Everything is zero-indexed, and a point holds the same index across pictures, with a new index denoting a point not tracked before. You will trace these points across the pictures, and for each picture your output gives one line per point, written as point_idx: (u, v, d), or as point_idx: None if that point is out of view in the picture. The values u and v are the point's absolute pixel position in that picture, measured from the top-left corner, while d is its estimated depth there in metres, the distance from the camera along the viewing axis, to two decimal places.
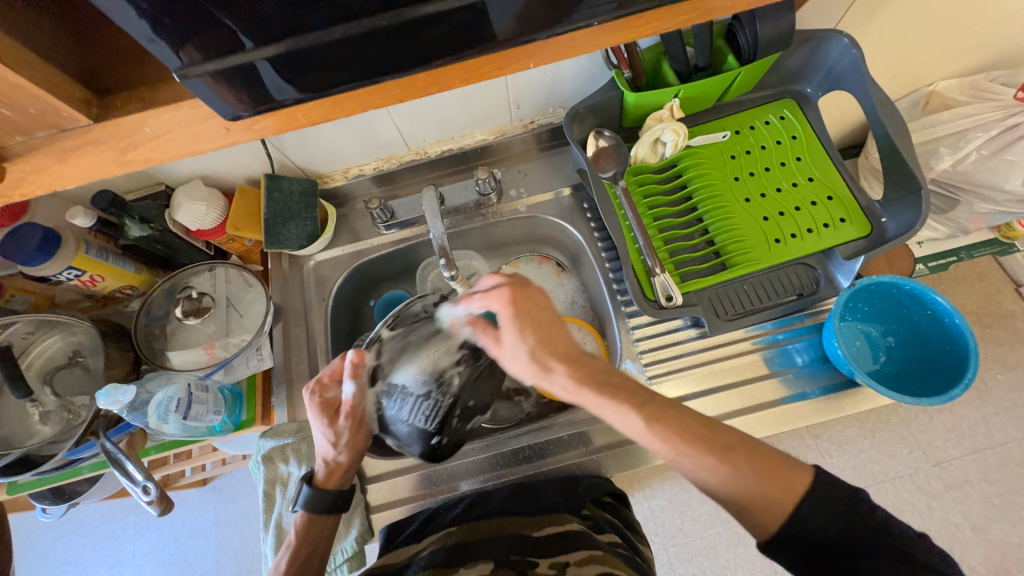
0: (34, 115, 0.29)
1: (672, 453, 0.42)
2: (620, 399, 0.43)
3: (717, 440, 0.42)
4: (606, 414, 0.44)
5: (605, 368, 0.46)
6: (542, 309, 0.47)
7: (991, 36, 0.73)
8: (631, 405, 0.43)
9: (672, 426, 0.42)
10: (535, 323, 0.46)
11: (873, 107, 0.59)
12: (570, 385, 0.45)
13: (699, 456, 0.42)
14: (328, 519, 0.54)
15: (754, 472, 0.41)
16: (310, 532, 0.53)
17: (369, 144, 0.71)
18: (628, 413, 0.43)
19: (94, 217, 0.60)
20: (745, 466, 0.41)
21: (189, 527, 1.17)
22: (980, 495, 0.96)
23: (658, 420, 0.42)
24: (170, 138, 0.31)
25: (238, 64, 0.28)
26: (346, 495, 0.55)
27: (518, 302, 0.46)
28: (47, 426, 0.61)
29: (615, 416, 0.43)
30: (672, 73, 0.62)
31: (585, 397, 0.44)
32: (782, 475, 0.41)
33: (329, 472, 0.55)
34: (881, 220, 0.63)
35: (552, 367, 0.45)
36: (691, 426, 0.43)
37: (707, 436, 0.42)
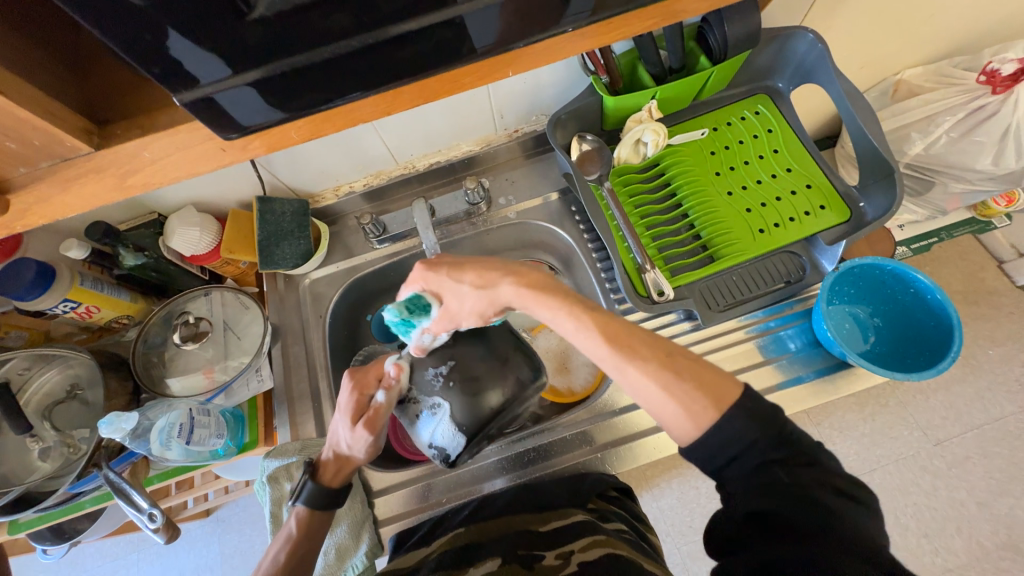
0: (37, 146, 0.30)
1: (619, 359, 0.43)
2: (570, 305, 0.47)
3: (661, 352, 0.43)
4: (560, 321, 0.47)
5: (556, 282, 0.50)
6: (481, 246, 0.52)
7: (949, 24, 0.77)
8: (581, 310, 0.46)
9: (621, 333, 0.44)
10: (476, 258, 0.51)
11: (841, 97, 0.62)
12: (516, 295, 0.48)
13: (643, 362, 0.42)
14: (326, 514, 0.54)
15: (693, 382, 0.41)
16: (310, 528, 0.53)
17: (358, 162, 0.72)
18: (577, 317, 0.46)
19: (88, 248, 0.61)
20: (685, 374, 0.42)
21: (195, 560, 1.15)
22: (982, 470, 0.97)
23: (607, 328, 0.45)
24: (169, 161, 0.32)
25: (233, 89, 0.29)
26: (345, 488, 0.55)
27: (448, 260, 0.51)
28: (48, 462, 0.60)
29: (566, 322, 0.46)
30: (648, 75, 0.64)
31: (535, 306, 0.48)
32: (715, 386, 0.41)
33: (337, 466, 0.55)
34: (859, 204, 0.64)
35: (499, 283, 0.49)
36: (640, 335, 0.45)
37: (654, 346, 0.44)
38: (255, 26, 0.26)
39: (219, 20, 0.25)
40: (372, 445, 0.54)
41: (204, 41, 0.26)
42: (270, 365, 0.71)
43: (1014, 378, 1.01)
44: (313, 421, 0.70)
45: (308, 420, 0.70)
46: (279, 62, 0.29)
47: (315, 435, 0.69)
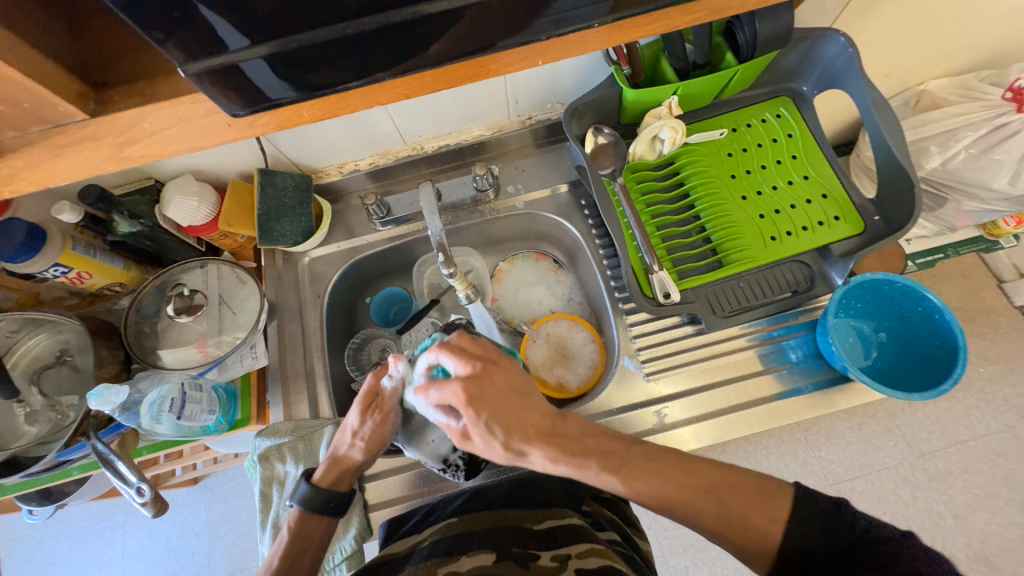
0: (26, 108, 0.28)
1: (656, 502, 0.43)
2: (600, 466, 0.42)
3: (694, 484, 0.43)
4: (591, 480, 0.42)
5: (577, 434, 0.44)
6: (507, 391, 0.44)
7: (981, 36, 0.75)
8: (608, 472, 0.42)
9: (650, 476, 0.42)
10: (506, 411, 0.43)
11: (867, 105, 0.60)
12: (548, 463, 0.42)
13: (686, 498, 0.43)
14: (323, 522, 0.53)
15: (746, 507, 0.43)
16: (303, 531, 0.52)
17: (365, 140, 0.70)
18: (608, 478, 0.42)
19: (81, 212, 0.59)
20: (728, 498, 0.43)
21: (181, 526, 1.16)
22: (962, 485, 0.98)
23: (638, 479, 0.42)
24: (170, 133, 0.30)
25: (242, 61, 0.27)
26: (342, 497, 0.54)
27: (477, 400, 0.42)
28: (35, 427, 0.59)
29: (596, 482, 0.42)
30: (671, 70, 0.62)
31: (563, 471, 0.42)
32: (763, 505, 0.43)
33: (332, 467, 0.55)
34: (874, 218, 0.63)
35: (527, 452, 0.42)
36: (670, 470, 0.43)
37: (687, 479, 0.43)
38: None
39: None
40: (372, 439, 0.53)
41: (211, 8, 0.24)
42: (265, 343, 0.69)
43: (1003, 398, 1.02)
44: (307, 402, 0.69)
45: (302, 401, 0.69)
46: (293, 36, 0.27)
47: (307, 416, 0.68)
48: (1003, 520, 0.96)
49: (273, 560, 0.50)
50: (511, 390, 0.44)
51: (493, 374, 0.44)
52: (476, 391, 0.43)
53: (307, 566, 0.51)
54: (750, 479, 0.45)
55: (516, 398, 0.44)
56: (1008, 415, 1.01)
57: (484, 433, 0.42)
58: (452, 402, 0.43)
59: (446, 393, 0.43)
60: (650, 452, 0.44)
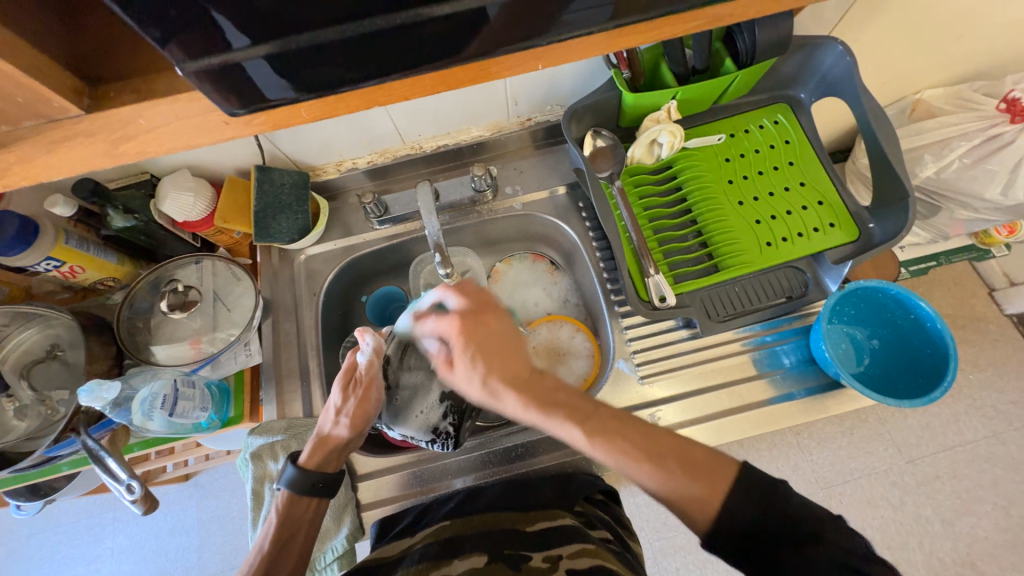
0: (20, 104, 0.27)
1: (618, 463, 0.43)
2: (565, 415, 0.44)
3: (653, 447, 0.44)
4: (557, 431, 0.45)
5: (552, 386, 0.46)
6: (496, 336, 0.48)
7: (976, 47, 0.75)
8: (574, 423, 0.44)
9: (611, 434, 0.43)
10: (493, 351, 0.47)
11: (864, 113, 0.60)
12: (518, 408, 0.45)
13: (641, 467, 0.43)
14: (311, 503, 0.53)
15: (686, 474, 0.42)
16: (292, 513, 0.52)
17: (363, 138, 0.70)
18: (572, 430, 0.44)
19: (74, 206, 0.58)
20: (678, 470, 0.43)
21: (172, 523, 1.15)
22: (950, 490, 0.99)
23: (600, 437, 0.43)
24: (166, 130, 0.30)
25: (244, 60, 0.27)
26: (330, 479, 0.54)
27: (468, 334, 0.48)
28: (24, 421, 0.59)
29: (562, 433, 0.44)
30: (670, 74, 0.62)
31: (533, 418, 0.45)
32: (709, 474, 0.42)
33: (319, 448, 0.54)
34: (868, 225, 0.64)
35: (501, 394, 0.45)
36: (631, 433, 0.44)
37: (646, 443, 0.44)
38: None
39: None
40: (358, 416, 0.54)
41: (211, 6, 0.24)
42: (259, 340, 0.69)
43: (992, 404, 1.03)
44: (301, 400, 0.69)
45: (296, 399, 0.69)
46: (293, 36, 0.26)
47: (301, 415, 0.68)
48: (990, 525, 0.97)
49: (264, 543, 0.50)
50: (501, 335, 0.48)
51: (488, 316, 0.49)
52: (468, 329, 0.48)
53: (298, 551, 0.51)
54: (701, 451, 0.44)
55: (504, 344, 0.48)
56: (997, 422, 1.02)
57: (467, 367, 0.46)
58: (446, 329, 0.48)
59: (443, 324, 0.49)
60: (616, 414, 0.45)
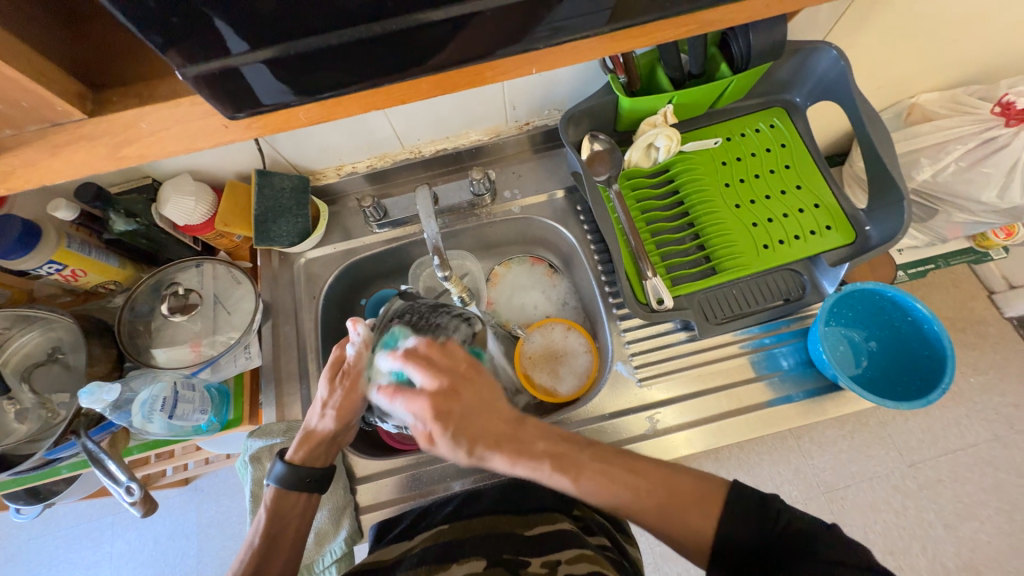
0: (25, 108, 0.28)
1: (608, 501, 0.44)
2: (552, 464, 0.43)
3: (641, 484, 0.44)
4: (544, 480, 0.44)
5: (532, 438, 0.44)
6: (476, 403, 0.44)
7: (971, 51, 0.76)
8: (558, 471, 0.43)
9: (599, 473, 0.44)
10: (473, 419, 0.44)
11: (858, 118, 0.61)
12: (507, 467, 0.43)
13: (630, 502, 0.44)
14: (301, 498, 0.53)
15: (676, 505, 0.44)
16: (282, 508, 0.52)
17: (363, 143, 0.70)
18: (560, 479, 0.43)
19: (77, 210, 0.59)
20: (668, 501, 0.44)
21: (171, 528, 1.15)
22: (952, 493, 0.99)
23: (587, 479, 0.43)
24: (168, 134, 0.31)
25: (244, 65, 0.27)
26: (319, 474, 0.54)
27: (447, 411, 0.43)
28: (25, 425, 0.59)
29: (551, 482, 0.44)
30: (667, 79, 0.63)
31: (522, 471, 0.43)
32: (699, 502, 0.44)
33: (306, 442, 0.53)
34: (864, 228, 0.64)
35: (488, 457, 0.43)
36: (614, 470, 0.44)
37: (629, 478, 0.44)
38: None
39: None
40: (343, 408, 0.52)
41: (213, 13, 0.24)
42: (259, 343, 0.69)
43: (992, 407, 1.03)
44: (300, 402, 0.69)
45: (295, 401, 0.69)
46: (292, 41, 0.27)
47: (301, 417, 0.68)
48: (993, 529, 0.97)
49: (255, 539, 0.51)
50: (480, 406, 0.44)
51: (461, 392, 0.44)
52: (444, 406, 0.43)
53: (286, 547, 0.51)
54: (688, 479, 0.45)
55: (485, 408, 0.44)
56: (998, 425, 1.02)
57: (451, 444, 0.42)
58: (420, 404, 0.43)
59: (415, 402, 0.43)
60: (600, 453, 0.45)
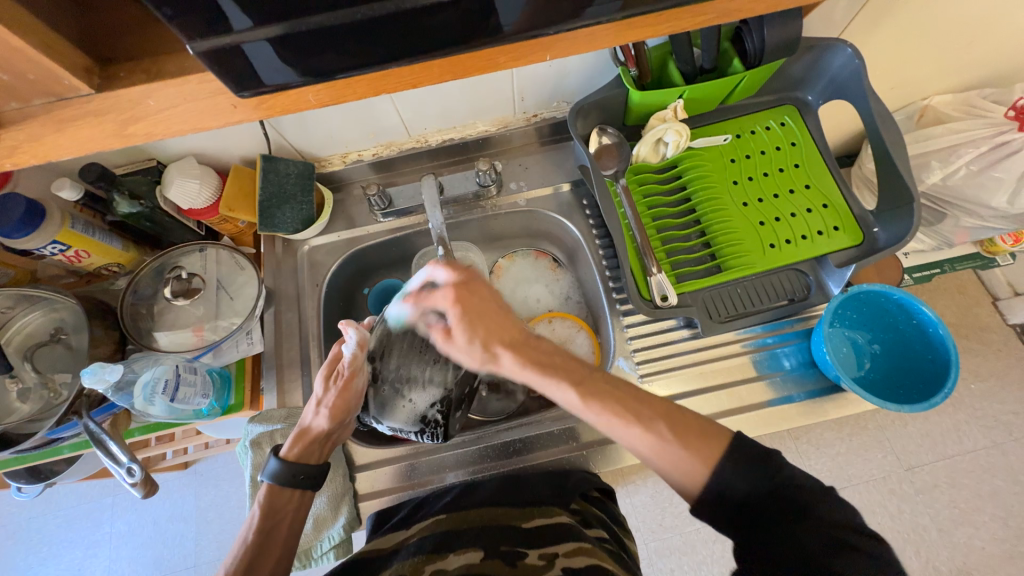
0: (31, 81, 0.28)
1: (608, 424, 0.44)
2: (562, 377, 0.45)
3: (645, 413, 0.44)
4: (551, 392, 0.45)
5: (547, 348, 0.47)
6: (489, 304, 0.48)
7: (987, 53, 0.75)
8: (570, 383, 0.44)
9: (608, 398, 0.44)
10: (480, 319, 0.47)
11: (871, 117, 0.60)
12: (516, 368, 0.46)
13: (630, 428, 0.43)
14: (294, 495, 0.53)
15: (680, 443, 0.42)
16: (274, 504, 0.52)
17: (369, 130, 0.70)
18: (568, 392, 0.44)
19: (81, 190, 0.58)
20: (669, 433, 0.43)
21: (169, 510, 1.15)
22: (948, 498, 0.99)
23: (594, 398, 0.44)
24: (175, 112, 0.30)
25: (248, 42, 0.27)
26: (312, 471, 0.53)
27: (464, 305, 0.47)
28: (27, 404, 0.59)
29: (559, 396, 0.45)
30: (678, 73, 0.62)
31: (532, 379, 0.46)
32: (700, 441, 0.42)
33: (300, 439, 0.54)
34: (873, 230, 0.64)
35: (497, 355, 0.46)
36: (626, 397, 0.45)
37: (640, 409, 0.44)
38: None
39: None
40: (338, 407, 0.53)
41: None
42: (261, 329, 0.69)
43: (992, 414, 1.03)
44: (301, 389, 0.69)
45: (296, 388, 0.69)
46: (299, 20, 0.26)
47: (302, 403, 0.68)
48: (988, 535, 0.97)
49: (246, 535, 0.50)
50: (494, 304, 0.48)
51: (479, 288, 0.49)
52: (463, 300, 0.47)
53: (280, 538, 0.51)
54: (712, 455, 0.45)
55: (497, 310, 0.48)
56: (997, 432, 1.02)
57: (466, 334, 0.46)
58: (440, 301, 0.48)
59: (438, 296, 0.48)
60: (610, 377, 0.46)
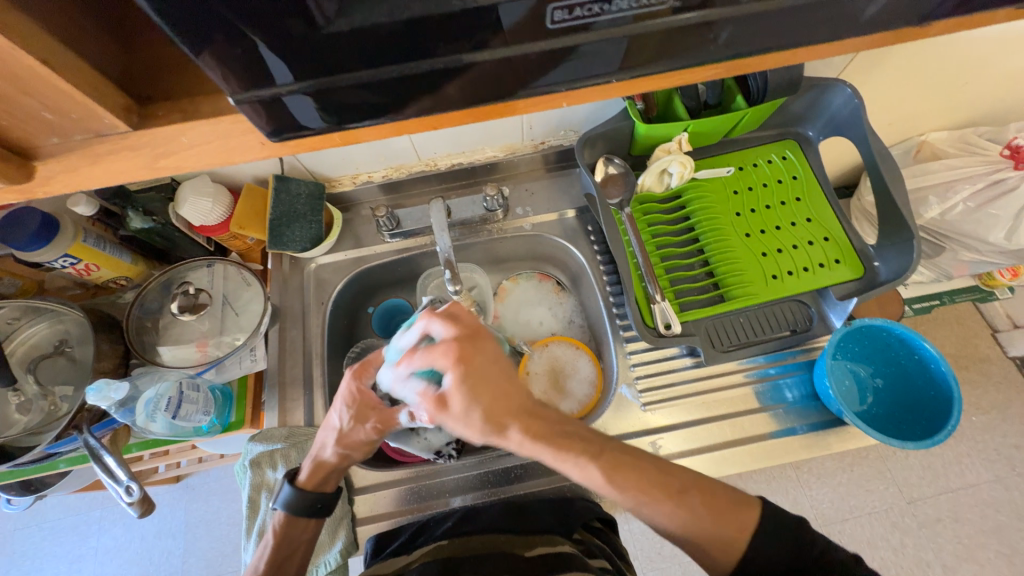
0: (73, 119, 0.29)
1: (633, 502, 0.43)
2: (580, 453, 0.42)
3: (672, 484, 0.44)
4: (561, 467, 0.42)
5: (560, 419, 0.44)
6: (494, 367, 0.41)
7: (982, 95, 0.78)
8: (588, 457, 0.42)
9: (632, 478, 0.43)
10: (482, 385, 0.40)
11: (871, 155, 0.62)
12: (526, 444, 0.41)
13: (660, 503, 0.43)
14: (309, 524, 0.52)
15: (710, 513, 0.43)
16: (290, 535, 0.52)
17: (381, 154, 0.71)
18: (587, 466, 0.42)
19: (96, 206, 0.60)
20: (700, 506, 0.43)
21: (159, 525, 1.13)
22: (952, 534, 0.98)
23: (619, 472, 0.42)
24: (206, 148, 0.31)
25: (287, 94, 0.28)
26: (329, 498, 0.53)
27: (469, 366, 0.40)
28: (27, 416, 0.59)
29: (575, 470, 0.42)
30: (683, 107, 0.65)
31: (542, 455, 0.41)
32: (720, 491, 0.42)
33: (315, 471, 0.53)
34: (873, 264, 0.65)
35: (505, 429, 0.40)
36: (647, 473, 0.43)
37: (663, 480, 0.44)
38: (327, 36, 0.25)
39: (293, 27, 0.24)
40: (357, 445, 0.51)
41: (263, 47, 0.25)
42: (265, 346, 0.69)
43: (994, 447, 1.02)
44: (303, 409, 0.68)
45: (298, 407, 0.68)
46: (331, 75, 0.28)
47: (302, 424, 0.67)
48: (991, 573, 0.96)
49: (258, 564, 0.51)
50: (500, 367, 0.42)
51: (483, 341, 0.42)
52: (468, 361, 0.40)
53: (294, 567, 0.51)
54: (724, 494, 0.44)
55: (506, 374, 0.42)
56: (999, 465, 1.01)
57: (466, 403, 0.39)
58: (438, 362, 0.40)
59: (435, 354, 0.41)
60: (627, 448, 0.45)
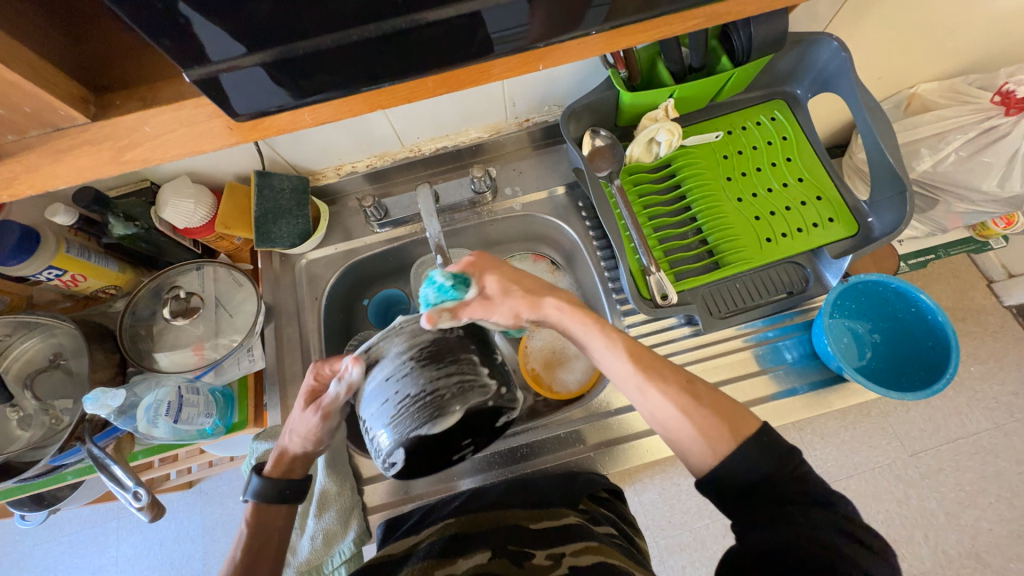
0: (28, 114, 0.28)
1: (641, 384, 0.46)
2: (610, 334, 0.49)
3: (683, 380, 0.46)
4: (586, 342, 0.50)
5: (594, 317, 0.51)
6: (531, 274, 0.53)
7: (972, 40, 0.76)
8: (617, 334, 0.49)
9: (647, 362, 0.47)
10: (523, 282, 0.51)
11: (860, 108, 0.60)
12: (560, 311, 0.50)
13: (666, 386, 0.45)
14: (281, 510, 0.53)
15: (713, 411, 0.44)
16: (260, 523, 0.52)
17: (363, 141, 0.70)
18: (613, 341, 0.48)
19: (76, 215, 0.58)
20: (702, 400, 0.45)
21: (176, 531, 1.15)
22: (954, 482, 1.00)
23: (640, 358, 0.47)
24: (172, 137, 0.30)
25: (242, 68, 0.27)
26: (297, 485, 0.53)
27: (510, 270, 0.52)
28: (28, 431, 0.59)
29: (599, 340, 0.49)
30: (667, 73, 0.63)
31: (574, 323, 0.50)
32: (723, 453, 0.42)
33: (281, 458, 0.53)
34: (867, 220, 0.64)
35: (545, 300, 0.50)
36: (661, 368, 0.47)
37: (680, 379, 0.46)
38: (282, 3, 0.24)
39: None
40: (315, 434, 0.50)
41: (215, 21, 0.24)
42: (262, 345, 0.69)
43: (993, 396, 1.03)
44: None
45: None
46: (292, 44, 0.27)
47: None
48: (994, 517, 0.98)
49: (235, 553, 0.50)
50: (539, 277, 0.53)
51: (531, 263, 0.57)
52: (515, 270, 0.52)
53: (268, 561, 0.51)
54: None
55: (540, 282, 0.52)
56: (998, 413, 1.02)
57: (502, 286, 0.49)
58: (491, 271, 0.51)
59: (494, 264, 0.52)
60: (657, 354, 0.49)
